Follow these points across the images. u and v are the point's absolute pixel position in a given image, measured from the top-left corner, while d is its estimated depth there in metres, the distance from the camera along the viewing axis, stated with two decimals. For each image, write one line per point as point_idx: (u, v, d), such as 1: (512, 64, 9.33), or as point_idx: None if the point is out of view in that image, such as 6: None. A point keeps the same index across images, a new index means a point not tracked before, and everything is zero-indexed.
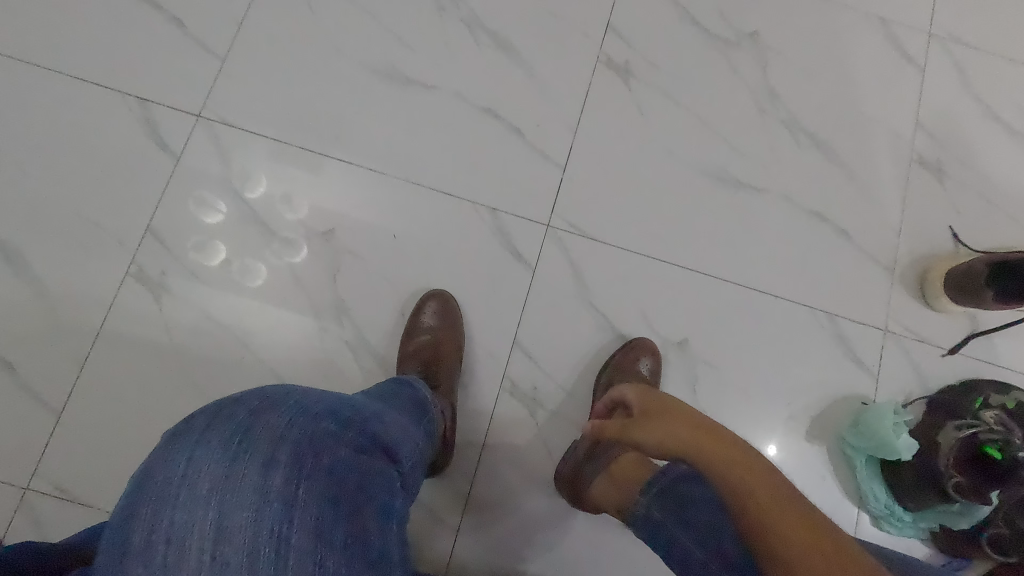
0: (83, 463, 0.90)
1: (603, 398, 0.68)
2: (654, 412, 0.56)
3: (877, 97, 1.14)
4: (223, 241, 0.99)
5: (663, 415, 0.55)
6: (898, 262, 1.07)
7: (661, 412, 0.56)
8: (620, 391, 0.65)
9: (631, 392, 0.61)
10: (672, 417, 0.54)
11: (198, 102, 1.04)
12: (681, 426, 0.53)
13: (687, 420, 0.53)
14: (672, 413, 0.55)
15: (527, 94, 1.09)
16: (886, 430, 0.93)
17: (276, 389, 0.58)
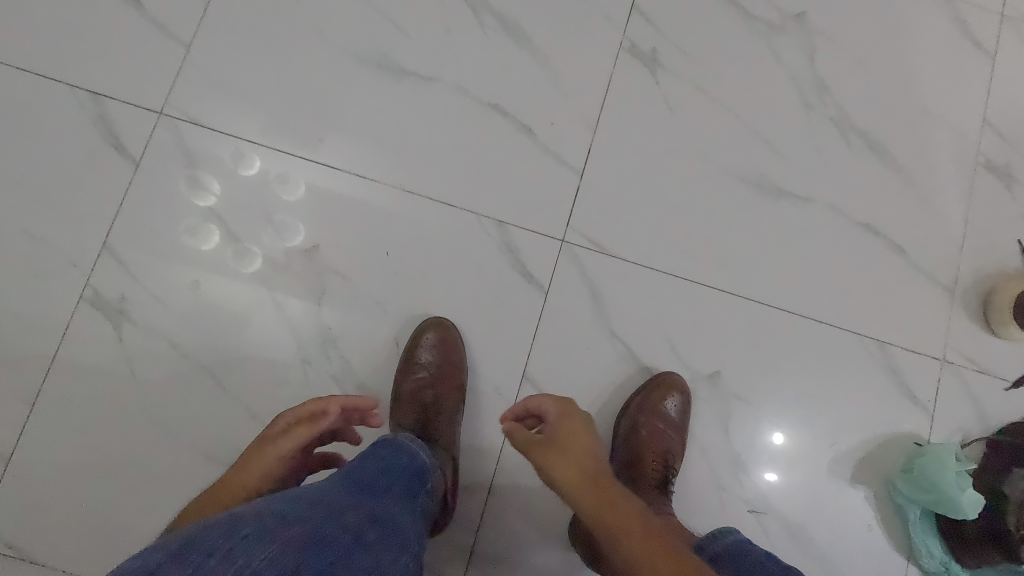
0: (37, 516, 0.80)
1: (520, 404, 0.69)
2: (558, 440, 0.64)
3: (941, 88, 0.99)
4: (216, 225, 0.88)
5: (564, 445, 0.63)
6: (959, 281, 0.94)
7: (563, 441, 0.64)
8: (539, 403, 0.68)
9: (548, 408, 0.67)
10: (571, 449, 0.63)
11: (159, 96, 0.90)
12: (574, 461, 0.62)
13: (583, 458, 0.62)
14: (572, 445, 0.63)
15: (539, 86, 0.94)
16: (951, 483, 0.82)
17: (224, 521, 0.47)
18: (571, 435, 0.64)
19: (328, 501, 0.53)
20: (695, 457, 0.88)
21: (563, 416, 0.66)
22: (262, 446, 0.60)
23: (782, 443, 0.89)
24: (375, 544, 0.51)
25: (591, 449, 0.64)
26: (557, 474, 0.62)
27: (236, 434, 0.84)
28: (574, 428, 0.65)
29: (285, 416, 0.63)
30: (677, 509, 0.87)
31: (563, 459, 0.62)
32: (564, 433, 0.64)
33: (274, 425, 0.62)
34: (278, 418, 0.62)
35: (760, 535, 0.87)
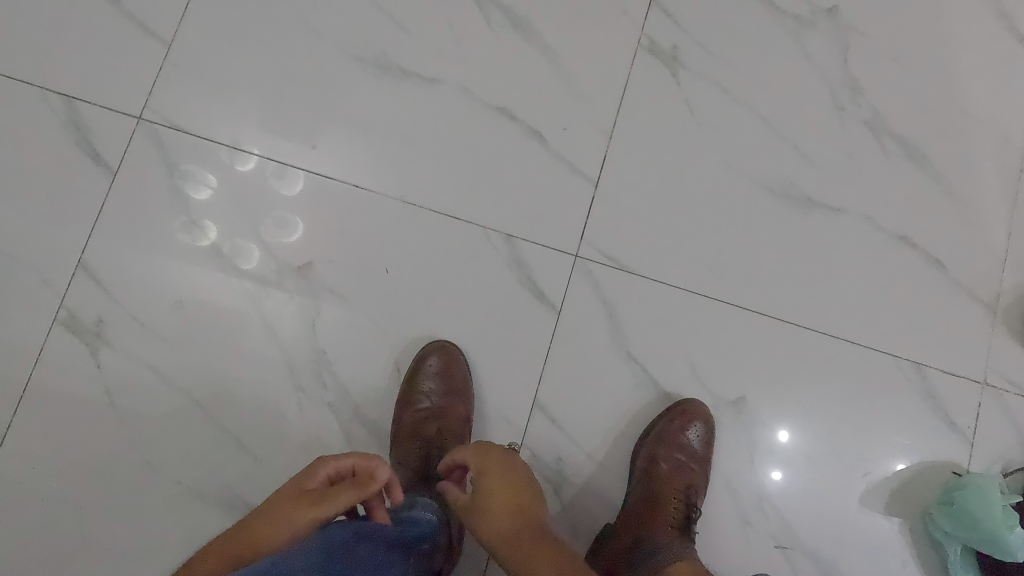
0: (8, 557, 0.74)
1: (447, 461, 0.65)
2: (481, 497, 0.61)
3: (983, 88, 0.91)
4: (212, 219, 0.82)
5: (486, 502, 0.61)
6: (1001, 298, 0.87)
7: (487, 502, 0.61)
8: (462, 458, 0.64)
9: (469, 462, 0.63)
10: (493, 507, 0.61)
11: (138, 99, 0.83)
12: (496, 518, 0.60)
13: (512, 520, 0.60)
14: (492, 501, 0.61)
15: (550, 88, 0.87)
16: (998, 521, 0.76)
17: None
18: (493, 490, 0.61)
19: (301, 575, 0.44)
20: (718, 490, 0.82)
21: (485, 468, 0.63)
22: (294, 497, 0.52)
23: (788, 443, 0.83)
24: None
25: (516, 502, 0.61)
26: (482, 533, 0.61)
27: (225, 467, 0.78)
28: (497, 480, 0.62)
29: (324, 468, 0.56)
30: (699, 547, 0.81)
31: (485, 519, 0.60)
32: (486, 488, 0.61)
33: (309, 476, 0.55)
34: (317, 469, 0.55)
35: (787, 572, 0.81)
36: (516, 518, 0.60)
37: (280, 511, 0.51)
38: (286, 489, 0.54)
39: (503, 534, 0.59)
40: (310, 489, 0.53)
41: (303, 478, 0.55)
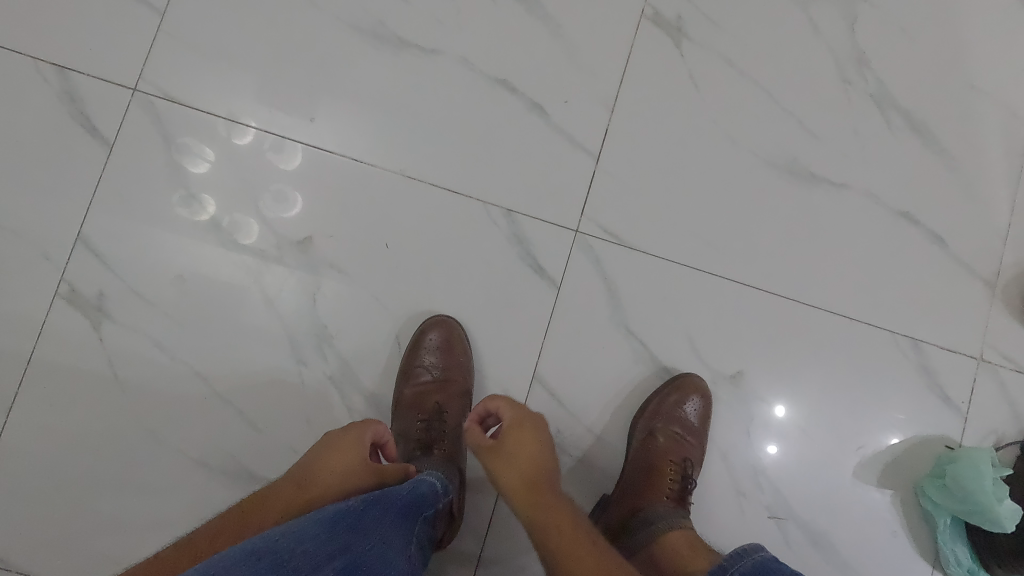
0: (20, 524, 0.76)
1: (482, 408, 0.67)
2: (508, 446, 0.64)
3: (992, 61, 0.90)
4: (210, 194, 0.82)
5: (513, 453, 0.64)
6: (1000, 274, 0.87)
7: (515, 451, 0.64)
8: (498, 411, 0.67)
9: (507, 415, 0.66)
10: (519, 458, 0.64)
11: (133, 70, 0.82)
12: (520, 469, 0.63)
13: (536, 472, 0.64)
14: (519, 451, 0.64)
15: (553, 59, 0.86)
16: (988, 493, 0.77)
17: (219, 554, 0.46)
18: (521, 442, 0.65)
19: (309, 527, 0.49)
20: (714, 462, 0.83)
21: (516, 421, 0.66)
22: (345, 462, 0.58)
23: (783, 417, 0.84)
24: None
25: (540, 458, 0.64)
26: (503, 480, 0.64)
27: (228, 438, 0.79)
28: (527, 436, 0.65)
29: (370, 432, 0.61)
30: (694, 515, 0.82)
31: (509, 467, 0.63)
32: (514, 440, 0.65)
33: (359, 441, 0.60)
34: (365, 433, 0.61)
35: (780, 542, 0.82)
36: (536, 471, 0.64)
37: (332, 469, 0.57)
38: (337, 447, 0.59)
39: (523, 483, 0.63)
40: (358, 452, 0.58)
41: (352, 439, 0.60)
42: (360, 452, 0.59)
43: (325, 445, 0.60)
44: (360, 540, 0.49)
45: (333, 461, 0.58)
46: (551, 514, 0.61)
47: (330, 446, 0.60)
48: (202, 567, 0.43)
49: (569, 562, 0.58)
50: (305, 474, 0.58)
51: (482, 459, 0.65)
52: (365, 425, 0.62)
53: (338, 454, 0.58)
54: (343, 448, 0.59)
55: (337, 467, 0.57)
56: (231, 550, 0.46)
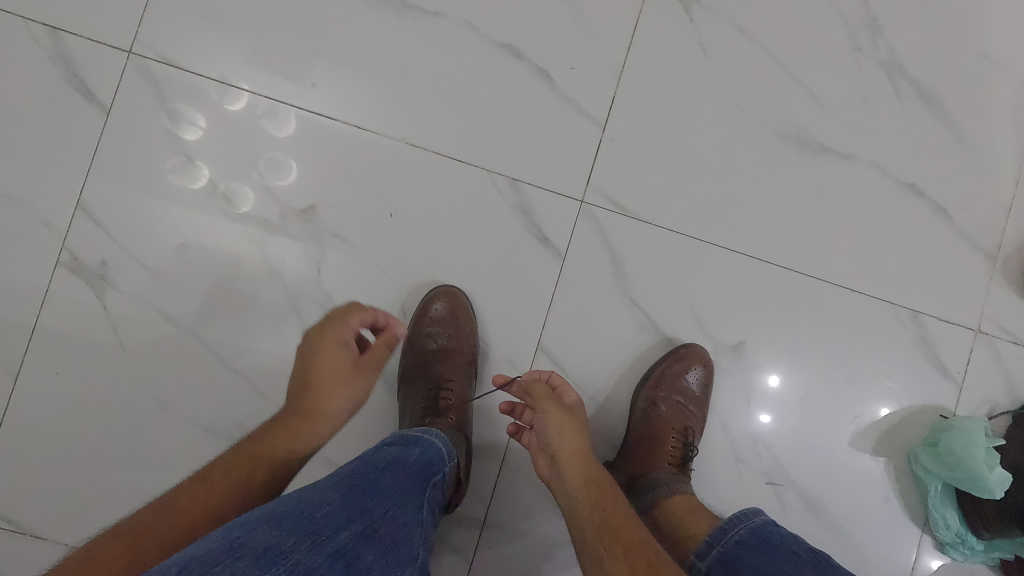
0: (33, 491, 0.77)
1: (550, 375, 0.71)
2: (575, 414, 0.67)
3: (1004, 29, 0.88)
4: (207, 162, 0.80)
5: (578, 419, 0.66)
6: (1002, 246, 0.88)
7: (579, 419, 0.66)
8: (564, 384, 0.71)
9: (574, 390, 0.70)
10: (580, 425, 0.66)
11: (128, 32, 0.79)
12: (580, 433, 0.64)
13: (586, 442, 0.64)
14: (579, 419, 0.66)
15: (559, 23, 0.84)
16: (979, 461, 0.78)
17: (239, 519, 0.45)
18: (580, 415, 0.67)
19: (321, 494, 0.50)
20: (715, 431, 0.85)
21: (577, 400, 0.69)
22: (340, 375, 0.60)
23: (782, 387, 0.85)
24: (371, 571, 0.46)
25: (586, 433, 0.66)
26: (559, 439, 0.63)
27: (236, 405, 0.80)
28: (581, 411, 0.68)
29: (355, 319, 0.64)
30: (694, 482, 0.85)
31: (573, 427, 0.64)
32: (576, 412, 0.67)
33: (342, 346, 0.62)
34: (349, 323, 0.63)
35: (778, 507, 0.85)
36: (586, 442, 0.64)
37: (331, 388, 0.59)
38: (323, 364, 0.60)
39: (580, 447, 0.63)
40: (347, 358, 0.61)
41: (330, 350, 0.61)
42: (347, 359, 0.61)
43: (306, 361, 0.61)
44: (375, 504, 0.50)
45: (325, 375, 0.60)
46: (600, 479, 0.62)
47: (313, 361, 0.61)
48: (225, 530, 0.44)
49: (617, 527, 0.57)
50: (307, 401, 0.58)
51: (544, 412, 0.65)
52: (348, 321, 0.64)
53: (328, 370, 0.60)
54: (328, 361, 0.61)
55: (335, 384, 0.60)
56: (255, 512, 0.46)
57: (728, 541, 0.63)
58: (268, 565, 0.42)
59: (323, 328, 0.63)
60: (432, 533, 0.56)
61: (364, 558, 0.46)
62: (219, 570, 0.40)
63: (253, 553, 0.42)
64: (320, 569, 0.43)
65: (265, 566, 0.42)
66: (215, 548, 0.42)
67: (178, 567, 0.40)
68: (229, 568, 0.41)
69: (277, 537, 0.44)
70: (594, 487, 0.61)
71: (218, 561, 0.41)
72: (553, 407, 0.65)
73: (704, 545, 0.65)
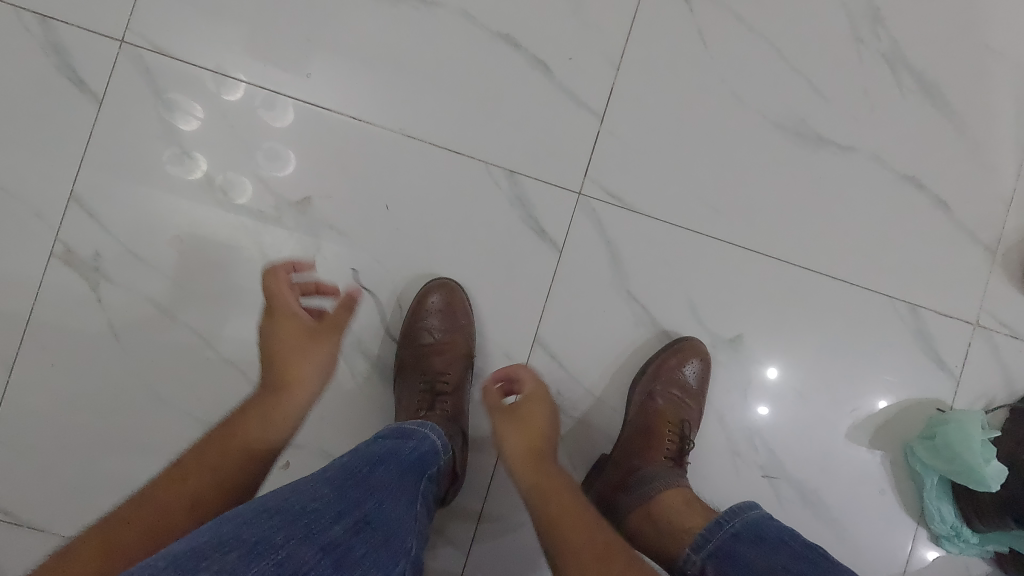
0: (28, 481, 0.77)
1: (501, 373, 0.76)
2: (523, 413, 0.71)
3: (1008, 20, 0.87)
4: (201, 153, 0.79)
5: (526, 417, 0.71)
6: (1001, 240, 0.87)
7: (526, 417, 0.71)
8: (514, 375, 0.75)
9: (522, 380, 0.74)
10: (528, 423, 0.71)
11: (121, 21, 0.78)
12: (526, 433, 0.70)
13: (535, 438, 0.69)
14: (526, 418, 0.71)
15: (558, 13, 0.83)
16: (975, 454, 0.78)
17: (228, 514, 0.45)
18: (533, 412, 0.71)
19: (311, 488, 0.50)
20: (712, 424, 0.85)
21: (533, 395, 0.74)
22: (299, 344, 0.65)
23: (779, 380, 0.85)
24: (362, 566, 0.45)
25: (543, 429, 0.71)
26: (507, 447, 0.70)
27: (232, 397, 0.80)
28: (533, 405, 0.72)
29: (295, 294, 0.69)
30: (691, 475, 0.85)
31: (518, 430, 0.70)
32: (528, 410, 0.72)
33: (294, 319, 0.67)
34: (290, 296, 0.68)
35: (774, 500, 0.85)
36: (537, 439, 0.69)
37: (299, 356, 0.64)
38: (284, 340, 0.65)
39: (528, 448, 0.69)
40: (303, 329, 0.66)
41: (289, 325, 0.66)
42: (304, 328, 0.66)
43: (268, 343, 0.66)
44: (368, 498, 0.50)
45: (290, 347, 0.64)
46: (549, 476, 0.66)
47: (274, 341, 0.65)
48: (215, 524, 0.44)
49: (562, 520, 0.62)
50: (275, 374, 0.63)
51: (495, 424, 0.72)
52: (286, 295, 0.68)
53: (287, 343, 0.65)
54: (285, 335, 0.65)
55: (300, 352, 0.64)
56: (245, 506, 0.47)
57: (723, 535, 0.63)
58: (257, 560, 0.41)
59: (272, 312, 0.68)
60: (426, 528, 0.56)
61: (355, 552, 0.46)
62: (205, 564, 0.40)
63: (241, 548, 0.42)
64: (309, 563, 0.43)
65: (253, 560, 0.41)
66: (204, 543, 0.42)
67: (165, 561, 0.40)
68: (218, 562, 0.40)
69: (268, 532, 0.44)
70: (542, 485, 0.66)
71: (206, 554, 0.40)
72: (500, 414, 0.72)
73: (699, 539, 0.64)
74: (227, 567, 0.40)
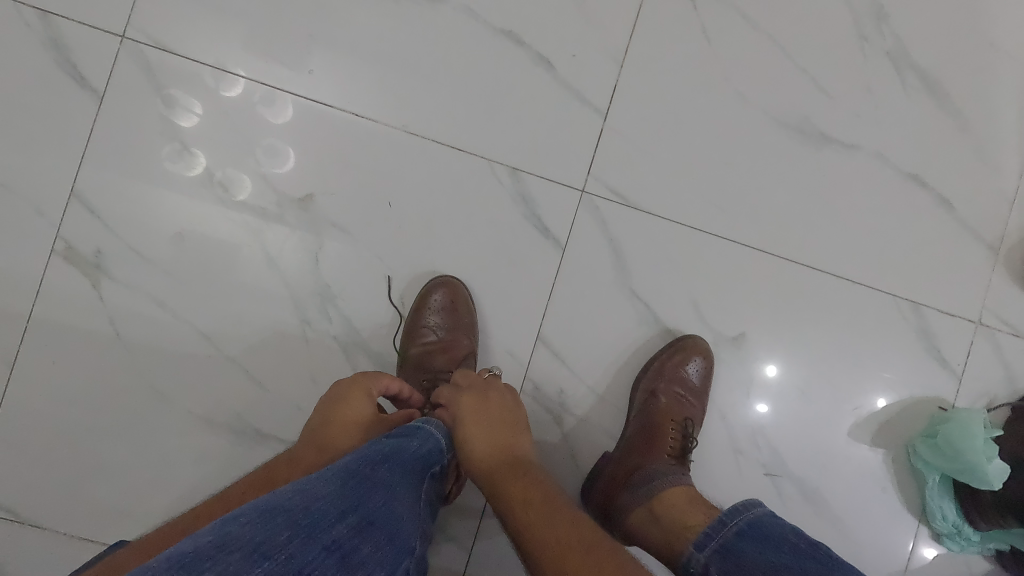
0: (30, 479, 0.77)
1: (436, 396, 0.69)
2: (463, 432, 0.64)
3: (1012, 17, 0.87)
4: (200, 149, 0.79)
5: (468, 436, 0.63)
6: (1004, 239, 0.87)
7: (467, 435, 0.63)
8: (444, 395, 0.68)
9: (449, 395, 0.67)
10: (471, 440, 0.63)
11: (122, 17, 0.78)
12: (477, 450, 0.62)
13: (489, 451, 0.62)
14: (467, 435, 0.63)
15: (561, 10, 0.82)
16: (977, 452, 0.78)
17: (230, 515, 0.45)
18: (472, 425, 0.64)
19: (313, 486, 0.49)
20: (714, 422, 0.85)
21: (467, 406, 0.65)
22: (354, 421, 0.61)
23: (778, 379, 0.85)
24: (366, 564, 0.45)
25: (493, 439, 0.63)
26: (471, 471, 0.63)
27: (234, 396, 0.79)
28: (471, 418, 0.64)
29: (383, 382, 0.65)
30: (694, 473, 0.85)
31: (468, 453, 0.63)
32: (467, 425, 0.64)
33: (366, 399, 0.63)
34: (377, 381, 0.65)
35: (776, 498, 0.85)
36: (493, 450, 0.62)
37: (345, 432, 0.61)
38: (344, 413, 0.62)
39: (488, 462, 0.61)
40: (367, 414, 0.62)
41: (357, 400, 0.63)
42: (369, 413, 0.62)
43: (330, 405, 0.63)
44: (370, 498, 0.50)
45: (343, 418, 0.61)
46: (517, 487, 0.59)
47: (337, 406, 0.62)
48: (219, 524, 0.44)
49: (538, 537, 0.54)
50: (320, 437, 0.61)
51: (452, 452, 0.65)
52: (371, 381, 0.65)
53: (344, 417, 0.61)
54: (348, 409, 0.62)
55: (346, 430, 0.61)
56: (248, 506, 0.46)
57: (726, 533, 0.63)
58: (260, 561, 0.41)
59: (354, 379, 0.65)
60: (430, 524, 0.56)
61: (359, 552, 0.46)
62: (209, 565, 0.40)
63: (246, 548, 0.42)
64: (313, 563, 0.43)
65: (257, 561, 0.41)
66: (207, 543, 0.41)
67: (168, 561, 0.39)
68: (221, 563, 0.40)
69: (271, 532, 0.43)
70: (513, 501, 0.58)
71: (209, 555, 0.40)
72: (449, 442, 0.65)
73: (702, 538, 0.64)
74: (230, 568, 0.40)
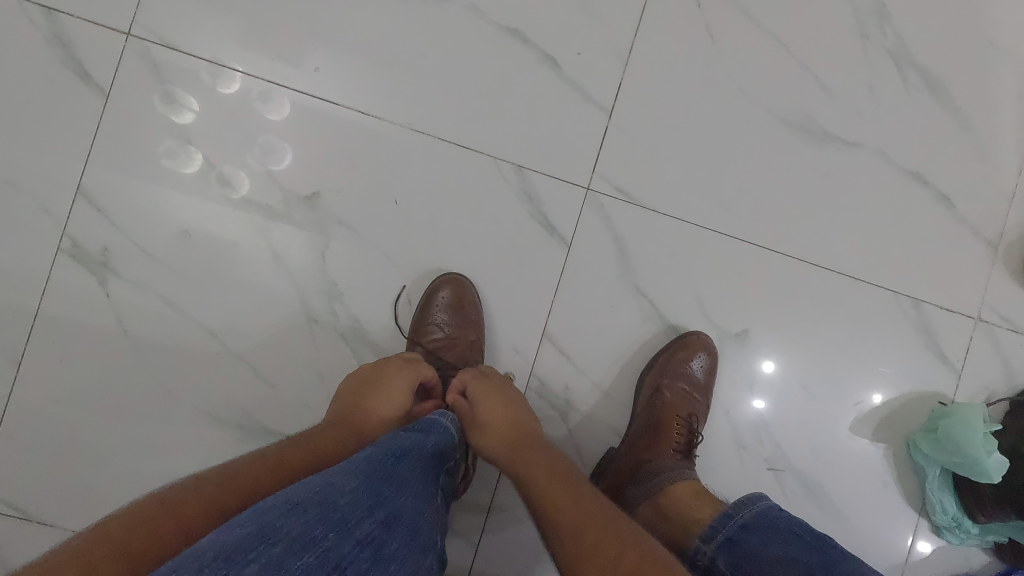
0: (37, 475, 0.77)
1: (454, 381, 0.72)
2: (482, 414, 0.67)
3: (1011, 17, 0.88)
4: (200, 146, 0.79)
5: (489, 417, 0.67)
6: (1003, 236, 0.88)
7: (487, 417, 0.67)
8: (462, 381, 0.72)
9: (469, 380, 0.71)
10: (491, 422, 0.67)
11: (127, 14, 0.78)
12: (496, 430, 0.66)
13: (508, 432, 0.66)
14: (486, 416, 0.67)
15: (566, 8, 0.83)
16: (978, 446, 0.80)
17: (264, 504, 0.45)
18: (492, 407, 0.67)
19: (339, 479, 0.49)
20: (717, 417, 0.86)
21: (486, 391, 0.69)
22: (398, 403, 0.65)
23: (782, 374, 0.86)
24: (396, 559, 0.46)
25: (512, 421, 0.66)
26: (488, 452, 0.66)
27: (241, 393, 0.80)
28: (491, 401, 0.68)
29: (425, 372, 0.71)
30: (698, 467, 0.86)
31: (487, 434, 0.66)
32: (487, 408, 0.68)
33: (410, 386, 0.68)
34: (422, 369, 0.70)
35: (779, 492, 0.86)
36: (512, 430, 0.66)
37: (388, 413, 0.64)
38: (391, 394, 0.66)
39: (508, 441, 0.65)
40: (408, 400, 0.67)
41: (401, 386, 0.67)
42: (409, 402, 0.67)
43: (375, 385, 0.66)
44: (395, 492, 0.50)
45: (387, 400, 0.65)
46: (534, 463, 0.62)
47: (383, 386, 0.66)
48: (255, 515, 0.43)
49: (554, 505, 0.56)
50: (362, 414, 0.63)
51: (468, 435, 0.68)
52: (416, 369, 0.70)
53: (391, 398, 0.65)
54: (395, 391, 0.66)
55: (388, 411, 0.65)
56: (279, 497, 0.46)
57: (734, 526, 0.63)
58: (300, 553, 0.41)
59: (401, 365, 0.69)
60: (445, 520, 0.57)
61: (389, 547, 0.46)
62: (254, 556, 0.40)
63: (287, 540, 0.42)
64: (348, 557, 0.43)
65: (299, 554, 0.41)
66: (248, 534, 0.41)
67: (213, 551, 0.39)
68: (264, 555, 0.40)
69: (307, 524, 0.43)
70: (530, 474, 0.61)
71: (253, 546, 0.40)
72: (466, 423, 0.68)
73: (710, 530, 0.64)
74: (274, 560, 0.40)
